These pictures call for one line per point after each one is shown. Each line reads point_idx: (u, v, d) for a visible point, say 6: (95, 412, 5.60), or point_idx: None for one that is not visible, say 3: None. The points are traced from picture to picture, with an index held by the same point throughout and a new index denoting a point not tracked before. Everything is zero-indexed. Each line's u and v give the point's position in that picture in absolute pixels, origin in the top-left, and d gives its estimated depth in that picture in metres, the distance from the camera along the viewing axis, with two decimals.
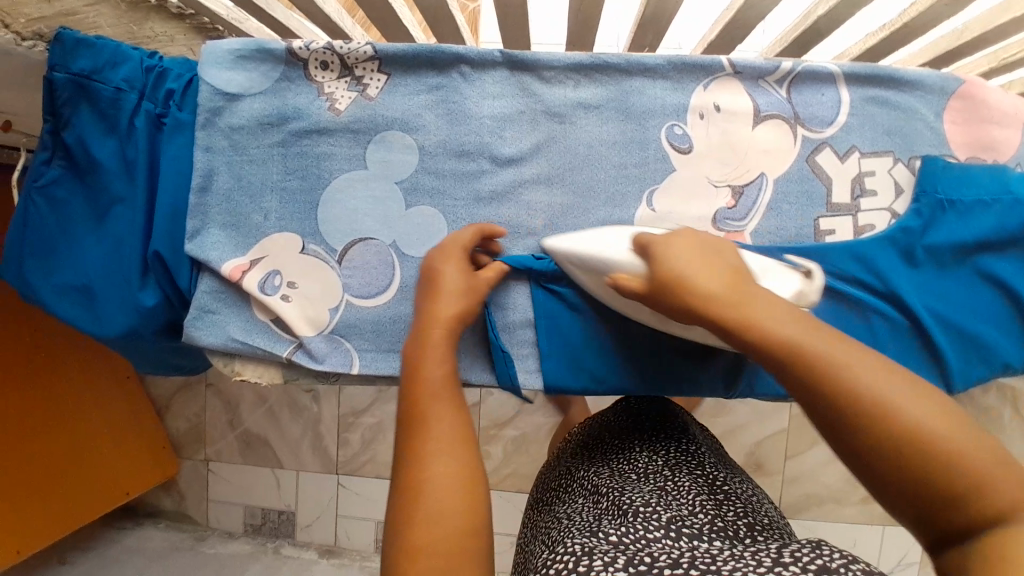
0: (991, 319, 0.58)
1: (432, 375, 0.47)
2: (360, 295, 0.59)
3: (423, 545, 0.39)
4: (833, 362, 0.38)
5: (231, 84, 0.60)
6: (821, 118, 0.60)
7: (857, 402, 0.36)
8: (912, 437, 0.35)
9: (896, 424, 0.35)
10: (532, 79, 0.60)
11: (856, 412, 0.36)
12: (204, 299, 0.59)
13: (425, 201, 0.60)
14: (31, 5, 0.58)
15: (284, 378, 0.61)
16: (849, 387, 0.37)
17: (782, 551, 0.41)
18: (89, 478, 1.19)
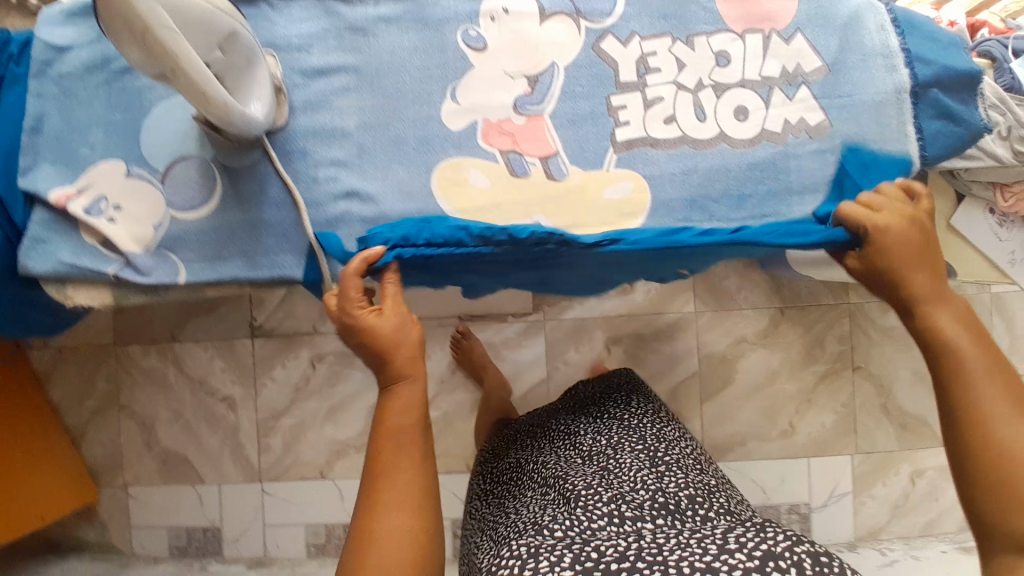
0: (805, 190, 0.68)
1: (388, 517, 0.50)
2: (183, 208, 0.62)
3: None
4: (969, 382, 0.50)
5: (63, 38, 0.65)
6: (601, 10, 0.66)
7: (1000, 453, 0.48)
8: (974, 394, 0.50)
9: (1001, 450, 0.48)
10: (336, 2, 0.65)
11: (945, 383, 0.52)
12: (35, 230, 0.61)
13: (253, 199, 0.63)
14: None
15: (117, 300, 0.63)
16: (948, 371, 0.52)
17: (733, 541, 0.58)
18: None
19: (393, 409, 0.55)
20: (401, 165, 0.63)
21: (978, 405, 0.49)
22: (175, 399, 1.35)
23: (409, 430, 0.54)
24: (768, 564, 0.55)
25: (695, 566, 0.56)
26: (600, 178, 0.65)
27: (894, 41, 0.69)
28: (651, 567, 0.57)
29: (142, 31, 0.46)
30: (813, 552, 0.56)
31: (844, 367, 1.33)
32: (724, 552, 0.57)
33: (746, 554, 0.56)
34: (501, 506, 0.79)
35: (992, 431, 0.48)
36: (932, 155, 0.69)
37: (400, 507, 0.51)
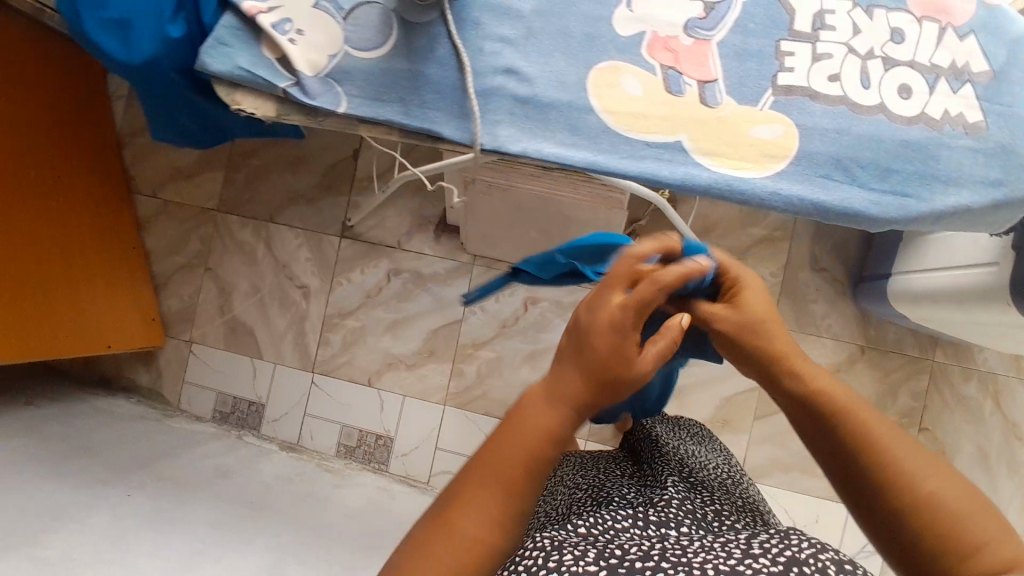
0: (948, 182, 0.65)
1: (534, 424, 0.45)
2: (359, 48, 0.66)
3: (463, 539, 0.43)
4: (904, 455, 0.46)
5: None
6: None
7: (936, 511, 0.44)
8: (865, 438, 0.47)
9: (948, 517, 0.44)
10: None
11: (860, 447, 0.47)
12: (221, 33, 0.66)
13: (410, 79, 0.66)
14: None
15: (276, 117, 0.67)
16: (826, 405, 0.50)
17: (756, 545, 0.52)
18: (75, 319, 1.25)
19: (531, 427, 0.45)
20: (563, 55, 0.65)
21: (885, 462, 0.46)
22: (257, 275, 1.43)
23: (534, 459, 0.44)
24: (791, 570, 0.48)
25: (717, 568, 0.49)
26: (751, 115, 0.65)
27: None
28: (675, 568, 0.50)
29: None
30: (837, 559, 0.49)
31: (912, 422, 1.27)
32: (748, 556, 0.50)
33: (770, 559, 0.50)
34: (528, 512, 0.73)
35: (912, 495, 0.45)
36: None
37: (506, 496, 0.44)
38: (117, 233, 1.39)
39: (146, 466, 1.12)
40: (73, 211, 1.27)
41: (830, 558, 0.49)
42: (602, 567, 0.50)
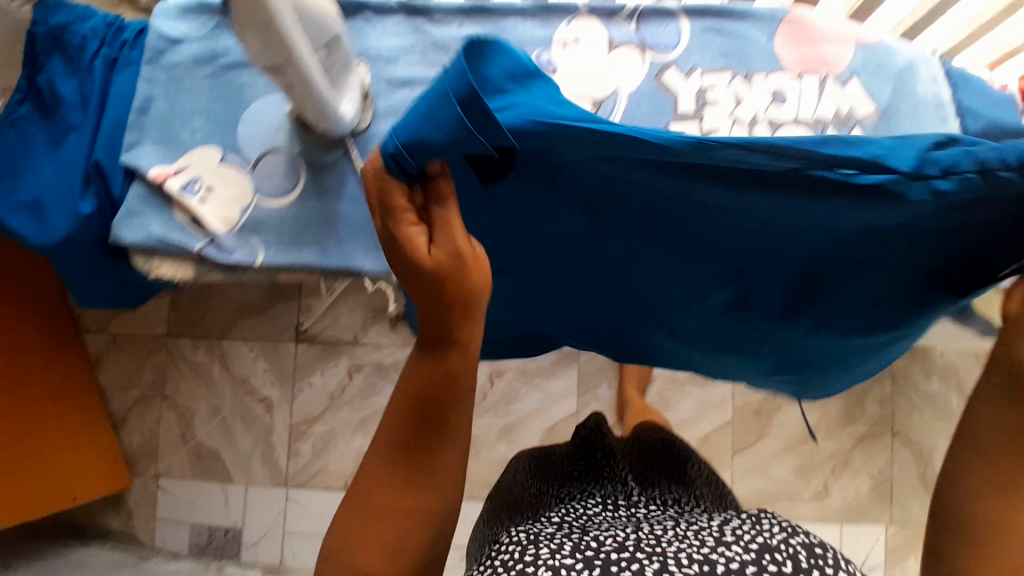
0: None
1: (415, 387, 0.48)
2: (268, 196, 0.67)
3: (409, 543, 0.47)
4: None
5: (175, 31, 0.71)
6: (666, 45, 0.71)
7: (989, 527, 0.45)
8: None
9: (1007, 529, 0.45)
10: (424, 21, 0.71)
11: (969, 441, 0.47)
12: (132, 203, 0.67)
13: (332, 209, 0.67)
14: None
15: (197, 276, 0.68)
16: None
17: (727, 533, 0.57)
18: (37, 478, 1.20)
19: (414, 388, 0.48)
20: None
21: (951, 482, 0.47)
22: (216, 396, 1.39)
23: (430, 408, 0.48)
24: (764, 558, 0.54)
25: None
26: None
27: (947, 93, 0.70)
28: (651, 558, 0.54)
29: (263, 22, 0.48)
30: (806, 543, 0.55)
31: (884, 430, 1.30)
32: (722, 546, 0.55)
33: (741, 547, 0.55)
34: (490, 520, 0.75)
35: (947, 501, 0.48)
36: None
37: (465, 413, 0.49)
38: (73, 376, 1.34)
39: None
40: (32, 368, 1.22)
41: (800, 540, 0.56)
42: (579, 560, 0.54)
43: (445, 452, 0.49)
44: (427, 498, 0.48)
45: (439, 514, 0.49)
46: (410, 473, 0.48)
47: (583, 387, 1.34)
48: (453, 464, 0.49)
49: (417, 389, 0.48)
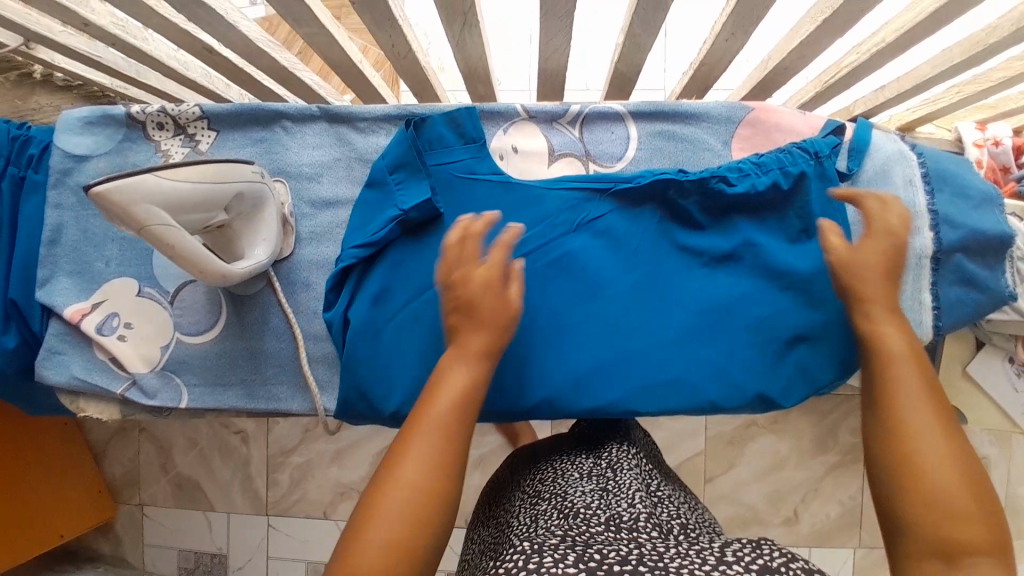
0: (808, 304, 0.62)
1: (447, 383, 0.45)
2: (189, 332, 0.64)
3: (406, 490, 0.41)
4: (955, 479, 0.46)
5: (81, 146, 0.67)
6: (612, 154, 0.67)
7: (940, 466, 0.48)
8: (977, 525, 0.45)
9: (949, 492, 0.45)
10: (348, 129, 0.66)
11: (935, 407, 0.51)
12: (52, 341, 0.64)
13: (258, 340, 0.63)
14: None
15: (124, 414, 0.66)
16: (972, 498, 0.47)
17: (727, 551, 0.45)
18: (20, 520, 1.22)
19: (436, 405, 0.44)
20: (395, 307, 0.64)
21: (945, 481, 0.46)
22: (193, 427, 1.41)
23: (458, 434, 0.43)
24: None
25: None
26: None
27: (921, 200, 0.65)
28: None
29: (140, 231, 0.45)
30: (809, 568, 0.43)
31: (857, 459, 1.28)
32: (719, 564, 0.44)
33: (742, 567, 0.44)
34: (483, 527, 0.69)
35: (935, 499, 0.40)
36: (947, 324, 0.66)
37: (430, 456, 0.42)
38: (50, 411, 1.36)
39: None
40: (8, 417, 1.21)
41: (802, 566, 0.43)
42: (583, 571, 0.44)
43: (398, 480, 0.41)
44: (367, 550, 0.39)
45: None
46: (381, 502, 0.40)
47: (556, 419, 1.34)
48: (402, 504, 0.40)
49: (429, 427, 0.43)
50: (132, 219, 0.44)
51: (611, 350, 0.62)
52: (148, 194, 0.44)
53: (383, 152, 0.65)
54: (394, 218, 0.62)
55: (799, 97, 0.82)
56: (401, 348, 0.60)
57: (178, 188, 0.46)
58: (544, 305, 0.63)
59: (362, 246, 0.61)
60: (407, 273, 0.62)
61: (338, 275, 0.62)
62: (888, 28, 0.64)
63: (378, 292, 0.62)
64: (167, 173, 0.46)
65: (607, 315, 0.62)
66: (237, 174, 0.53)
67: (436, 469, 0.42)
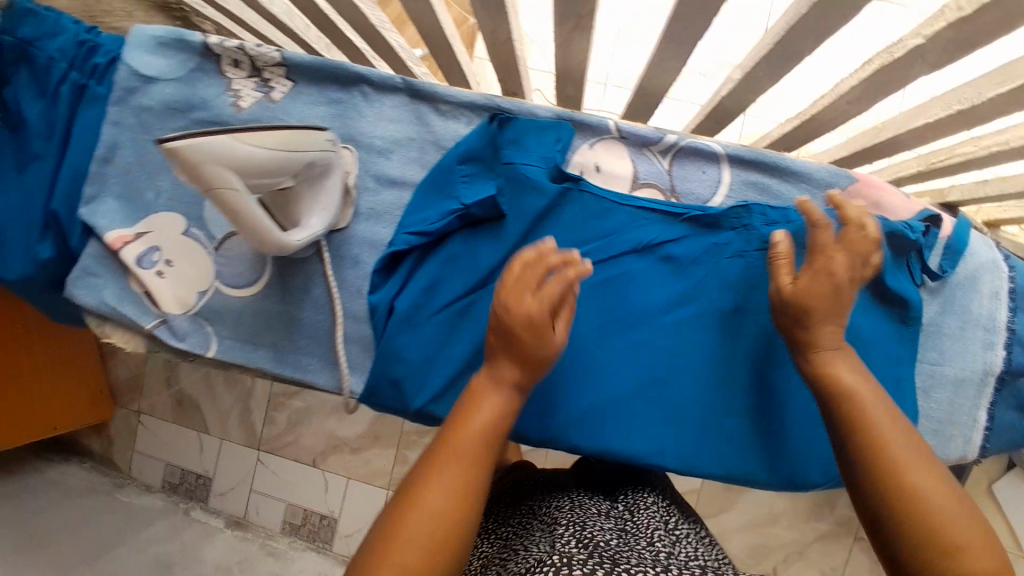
0: None
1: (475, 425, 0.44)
2: (230, 283, 0.62)
3: (413, 535, 0.39)
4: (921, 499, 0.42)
5: (150, 67, 0.63)
6: (698, 195, 0.63)
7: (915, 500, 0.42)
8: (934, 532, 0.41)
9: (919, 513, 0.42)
10: (429, 109, 0.63)
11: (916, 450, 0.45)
12: (87, 261, 0.63)
13: (295, 304, 0.62)
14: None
15: (147, 349, 0.64)
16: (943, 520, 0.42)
17: None
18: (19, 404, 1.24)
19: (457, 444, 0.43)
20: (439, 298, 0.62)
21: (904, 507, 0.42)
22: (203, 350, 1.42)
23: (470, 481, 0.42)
24: None
25: None
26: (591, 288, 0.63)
27: (1002, 315, 0.62)
28: None
29: (208, 191, 0.45)
30: None
31: (850, 533, 1.26)
32: None
33: None
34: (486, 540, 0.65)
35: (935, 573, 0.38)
36: (995, 446, 0.64)
37: (446, 497, 0.40)
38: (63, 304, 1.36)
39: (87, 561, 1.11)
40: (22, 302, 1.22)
41: None
42: None
43: (430, 497, 0.40)
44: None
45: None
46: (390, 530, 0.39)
47: None
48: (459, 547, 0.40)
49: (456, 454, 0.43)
50: (200, 177, 0.44)
51: (649, 390, 0.60)
52: (218, 155, 0.43)
53: (460, 141, 0.61)
54: (455, 214, 0.59)
55: (899, 170, 0.76)
56: (441, 344, 0.59)
57: (255, 153, 0.46)
58: (588, 330, 0.60)
59: (417, 232, 0.59)
60: (462, 268, 0.60)
61: (387, 260, 0.59)
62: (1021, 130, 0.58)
63: (429, 285, 0.60)
64: (244, 135, 0.46)
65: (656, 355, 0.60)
66: (314, 142, 0.51)
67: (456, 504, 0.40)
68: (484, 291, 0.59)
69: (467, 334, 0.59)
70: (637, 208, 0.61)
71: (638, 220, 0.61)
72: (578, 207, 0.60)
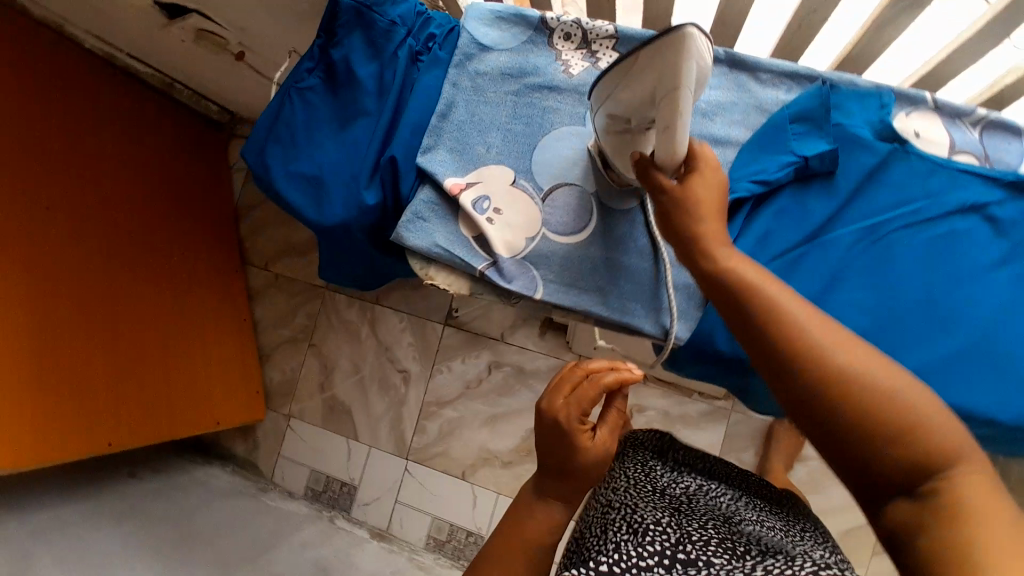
0: None
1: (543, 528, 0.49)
2: (557, 231, 0.65)
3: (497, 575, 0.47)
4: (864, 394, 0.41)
5: (486, 38, 0.71)
6: (1007, 164, 0.63)
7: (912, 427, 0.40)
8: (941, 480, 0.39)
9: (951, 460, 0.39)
10: (749, 78, 0.66)
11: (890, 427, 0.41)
12: (419, 206, 0.67)
13: (617, 252, 0.65)
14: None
15: (466, 291, 0.68)
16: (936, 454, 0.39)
17: None
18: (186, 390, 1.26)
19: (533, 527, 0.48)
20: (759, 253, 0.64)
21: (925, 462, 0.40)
22: (360, 356, 1.44)
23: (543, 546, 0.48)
24: None
25: None
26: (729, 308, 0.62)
27: None
28: None
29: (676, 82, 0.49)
30: None
31: None
32: None
33: None
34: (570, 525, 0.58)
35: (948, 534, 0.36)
36: None
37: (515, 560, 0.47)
38: (230, 299, 1.42)
39: (246, 557, 1.10)
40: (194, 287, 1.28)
41: None
42: None
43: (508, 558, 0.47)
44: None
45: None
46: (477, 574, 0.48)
47: (727, 445, 1.24)
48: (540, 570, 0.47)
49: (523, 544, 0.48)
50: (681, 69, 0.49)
51: (985, 348, 0.59)
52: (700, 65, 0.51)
53: (788, 103, 0.64)
54: (792, 165, 0.62)
55: None
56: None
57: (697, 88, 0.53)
58: (917, 287, 0.60)
59: (757, 181, 0.62)
60: (789, 224, 0.63)
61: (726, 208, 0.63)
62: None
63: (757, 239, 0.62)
64: None
65: (992, 316, 0.59)
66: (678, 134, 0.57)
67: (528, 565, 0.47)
68: (814, 244, 0.62)
69: (796, 284, 0.61)
70: (958, 171, 0.61)
71: (962, 184, 0.61)
72: (906, 169, 0.62)
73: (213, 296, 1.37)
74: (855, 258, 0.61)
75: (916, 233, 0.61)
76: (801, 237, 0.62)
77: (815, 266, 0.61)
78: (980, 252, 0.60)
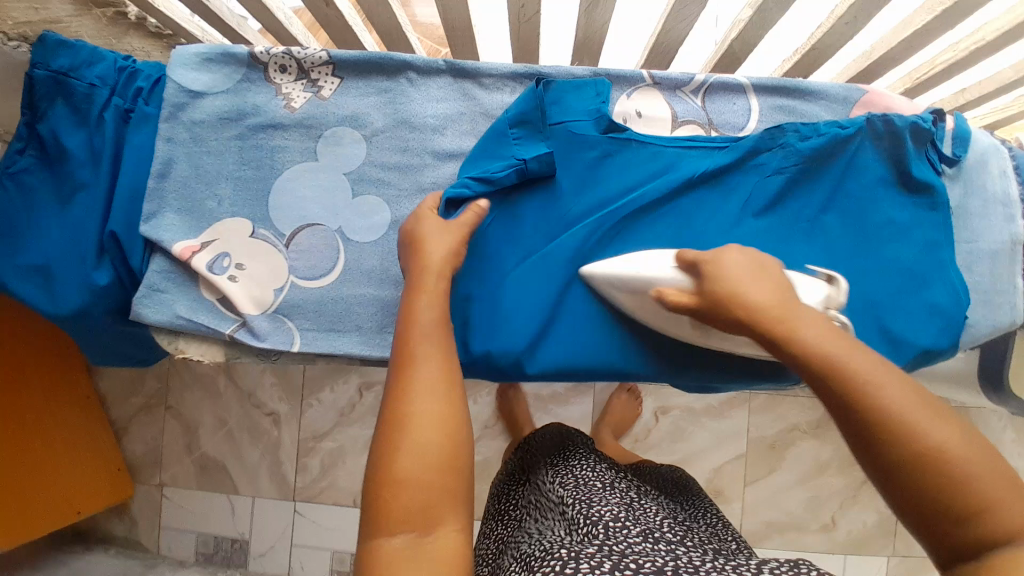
0: (914, 274, 0.62)
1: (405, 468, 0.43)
2: (305, 276, 0.63)
3: (398, 478, 0.42)
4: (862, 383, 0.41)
5: (196, 83, 0.65)
6: (733, 125, 0.66)
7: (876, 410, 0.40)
8: (867, 427, 0.40)
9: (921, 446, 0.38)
10: (473, 85, 0.66)
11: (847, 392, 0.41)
12: (154, 278, 0.62)
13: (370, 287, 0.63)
14: (20, 7, 0.65)
15: (226, 355, 0.64)
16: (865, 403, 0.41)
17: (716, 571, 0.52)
18: (29, 483, 1.16)
19: (409, 463, 0.42)
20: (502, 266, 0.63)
21: (881, 431, 0.40)
22: (223, 408, 1.37)
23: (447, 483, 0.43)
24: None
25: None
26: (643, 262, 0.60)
27: (1016, 189, 0.62)
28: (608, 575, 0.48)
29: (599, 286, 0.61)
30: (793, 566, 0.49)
31: None
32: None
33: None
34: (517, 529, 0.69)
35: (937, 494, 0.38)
36: None
37: (412, 475, 0.42)
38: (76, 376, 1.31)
39: None
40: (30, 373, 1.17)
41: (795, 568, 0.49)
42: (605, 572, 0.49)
43: (404, 468, 0.42)
44: (403, 496, 0.42)
45: (430, 541, 0.41)
46: (377, 511, 0.41)
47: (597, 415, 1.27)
48: (445, 410, 0.45)
49: (401, 481, 0.42)
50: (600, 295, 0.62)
51: None
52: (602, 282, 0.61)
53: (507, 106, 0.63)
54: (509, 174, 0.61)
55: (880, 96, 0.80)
56: (508, 300, 0.61)
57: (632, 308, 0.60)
58: None
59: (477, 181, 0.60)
60: (519, 231, 0.63)
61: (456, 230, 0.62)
62: (991, 26, 0.60)
63: (489, 251, 0.62)
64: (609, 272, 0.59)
65: None
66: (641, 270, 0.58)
67: (430, 473, 0.42)
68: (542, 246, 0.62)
69: (546, 279, 0.62)
70: (675, 150, 0.64)
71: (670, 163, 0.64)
72: (619, 160, 0.64)
73: (59, 382, 1.26)
74: (593, 246, 0.62)
75: (634, 219, 0.63)
76: (529, 244, 0.63)
77: (545, 269, 0.62)
78: (698, 226, 0.63)
